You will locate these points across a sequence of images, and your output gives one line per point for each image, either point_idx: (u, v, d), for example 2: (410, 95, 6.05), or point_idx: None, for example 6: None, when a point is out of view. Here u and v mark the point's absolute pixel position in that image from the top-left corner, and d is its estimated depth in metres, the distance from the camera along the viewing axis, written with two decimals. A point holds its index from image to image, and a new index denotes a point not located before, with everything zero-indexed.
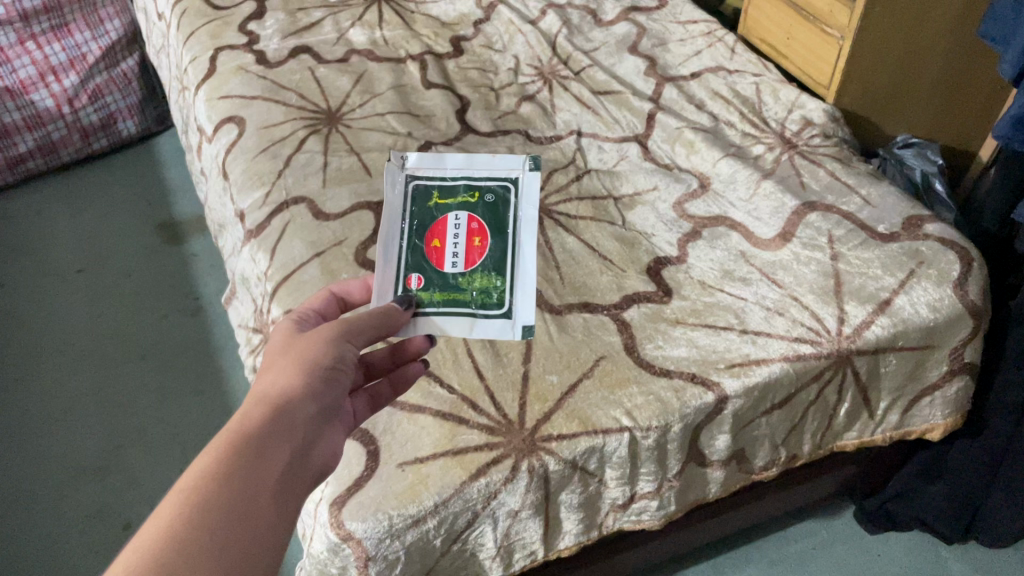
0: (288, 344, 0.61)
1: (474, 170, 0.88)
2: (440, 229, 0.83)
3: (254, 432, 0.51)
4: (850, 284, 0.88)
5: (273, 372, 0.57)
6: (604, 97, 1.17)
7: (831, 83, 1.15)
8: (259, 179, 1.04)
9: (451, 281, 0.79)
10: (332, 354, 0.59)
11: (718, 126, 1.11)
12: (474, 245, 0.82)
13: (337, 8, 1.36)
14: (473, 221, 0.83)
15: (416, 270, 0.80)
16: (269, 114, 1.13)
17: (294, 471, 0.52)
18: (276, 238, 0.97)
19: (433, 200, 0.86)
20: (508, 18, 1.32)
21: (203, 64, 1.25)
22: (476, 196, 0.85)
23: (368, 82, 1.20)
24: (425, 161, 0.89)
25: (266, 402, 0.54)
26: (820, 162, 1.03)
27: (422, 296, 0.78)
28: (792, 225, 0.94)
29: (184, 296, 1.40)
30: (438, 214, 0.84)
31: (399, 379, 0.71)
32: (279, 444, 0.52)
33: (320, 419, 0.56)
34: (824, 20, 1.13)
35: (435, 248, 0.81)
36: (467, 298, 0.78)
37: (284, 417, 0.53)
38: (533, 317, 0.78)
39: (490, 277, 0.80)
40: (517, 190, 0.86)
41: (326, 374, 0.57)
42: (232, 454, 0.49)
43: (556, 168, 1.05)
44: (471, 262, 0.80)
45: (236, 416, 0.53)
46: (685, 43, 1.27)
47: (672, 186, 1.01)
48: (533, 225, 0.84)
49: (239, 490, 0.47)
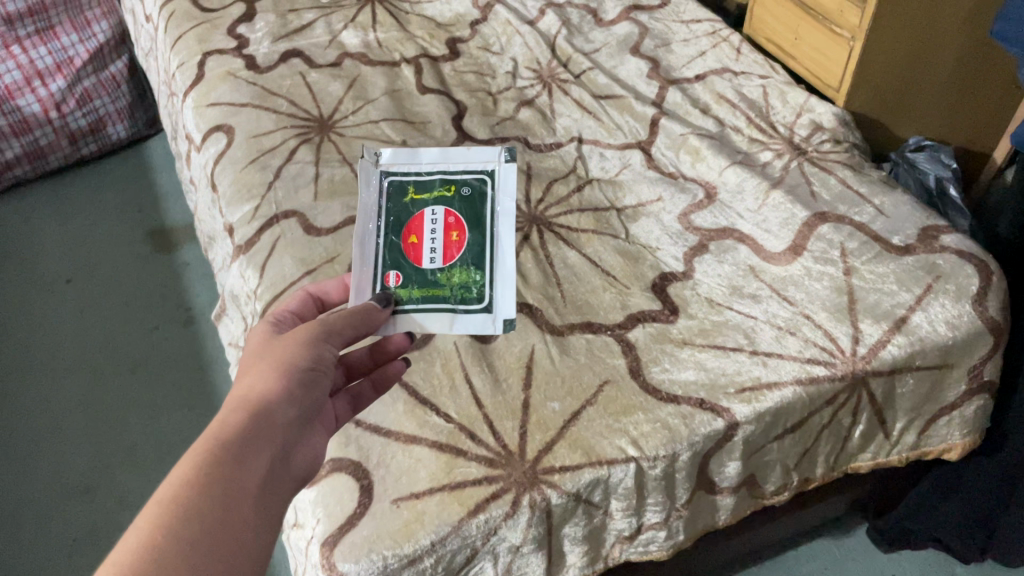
0: (266, 349, 0.62)
1: (450, 164, 0.96)
2: (417, 225, 0.89)
3: (234, 438, 0.53)
4: (864, 301, 0.84)
5: (251, 375, 0.59)
6: (605, 101, 1.13)
7: (841, 85, 1.11)
8: (248, 192, 1.00)
9: (429, 278, 0.84)
10: (310, 356, 0.61)
11: (725, 131, 1.07)
12: (452, 240, 0.87)
13: (328, 10, 1.32)
14: (449, 215, 0.89)
15: (394, 267, 0.85)
16: (259, 122, 1.09)
17: (273, 475, 0.53)
18: (266, 254, 0.93)
19: (409, 196, 0.92)
20: (505, 18, 1.28)
21: (191, 69, 1.21)
22: (452, 190, 0.92)
23: (361, 87, 1.16)
24: (398, 158, 0.97)
25: (245, 406, 0.55)
26: (831, 169, 1.00)
27: (402, 293, 0.83)
28: (803, 238, 0.90)
29: (175, 307, 1.36)
30: (415, 210, 0.90)
31: (381, 378, 0.72)
32: (259, 448, 0.53)
33: (298, 422, 0.58)
34: (834, 20, 1.08)
35: (412, 244, 0.87)
36: (447, 294, 0.83)
37: (263, 420, 0.55)
38: (513, 310, 0.83)
39: (468, 271, 0.85)
40: (493, 182, 0.93)
41: (304, 377, 0.59)
42: (212, 459, 0.51)
43: (556, 178, 1.01)
44: (450, 257, 0.86)
45: (215, 420, 0.55)
46: (689, 44, 1.22)
47: (677, 196, 0.97)
48: (510, 217, 0.91)
49: (221, 495, 0.49)
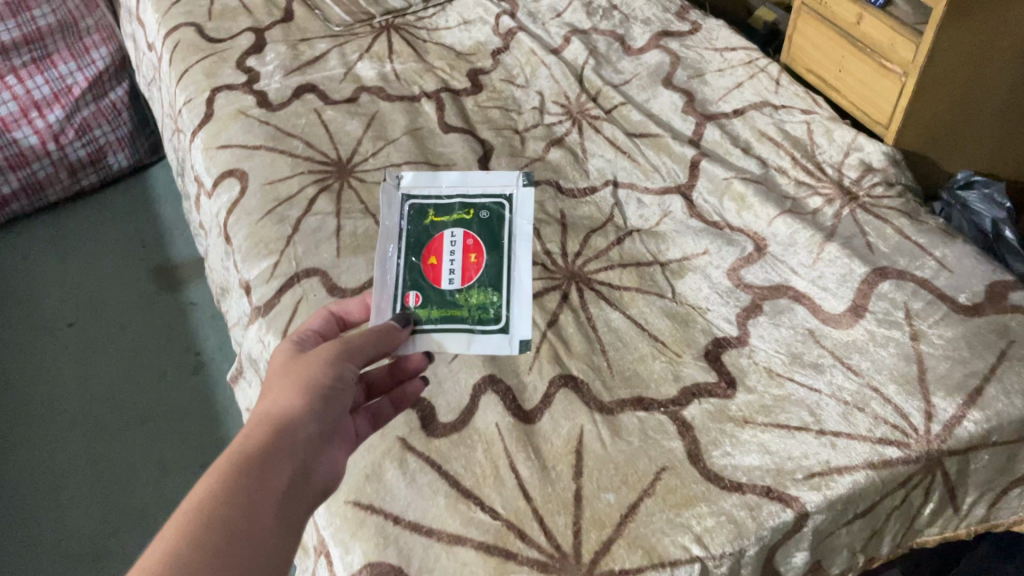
0: (289, 365, 0.63)
1: (468, 188, 0.96)
2: (436, 247, 0.90)
3: (256, 452, 0.53)
4: (935, 370, 0.78)
5: (273, 392, 0.59)
6: (639, 140, 1.07)
7: (890, 122, 1.04)
8: (266, 246, 0.94)
9: (448, 298, 0.85)
10: (332, 373, 0.62)
11: (769, 172, 1.01)
12: (470, 262, 0.88)
13: (341, 39, 1.26)
14: (468, 238, 0.90)
15: (414, 288, 0.86)
16: (274, 167, 1.03)
17: (296, 489, 0.54)
18: (287, 318, 0.87)
19: (429, 218, 0.93)
20: (529, 47, 1.22)
21: (199, 106, 1.14)
22: (471, 213, 0.93)
23: (381, 126, 1.10)
24: (420, 181, 0.98)
25: (268, 422, 0.56)
26: (887, 217, 0.93)
27: (422, 313, 0.83)
28: (864, 297, 0.84)
29: (184, 352, 1.30)
30: (435, 232, 0.91)
31: (400, 397, 0.73)
32: (280, 462, 0.54)
33: (321, 438, 0.58)
34: (884, 55, 1.02)
35: (431, 265, 0.88)
36: (464, 315, 0.83)
37: (286, 435, 0.55)
38: (530, 330, 0.83)
39: (486, 292, 0.85)
40: (510, 206, 0.94)
41: (326, 393, 0.60)
42: (237, 472, 0.51)
43: (594, 228, 0.95)
44: (468, 279, 0.87)
45: (239, 436, 0.55)
46: (724, 74, 1.16)
47: (724, 249, 0.91)
48: (527, 241, 0.91)
49: (242, 508, 0.49)
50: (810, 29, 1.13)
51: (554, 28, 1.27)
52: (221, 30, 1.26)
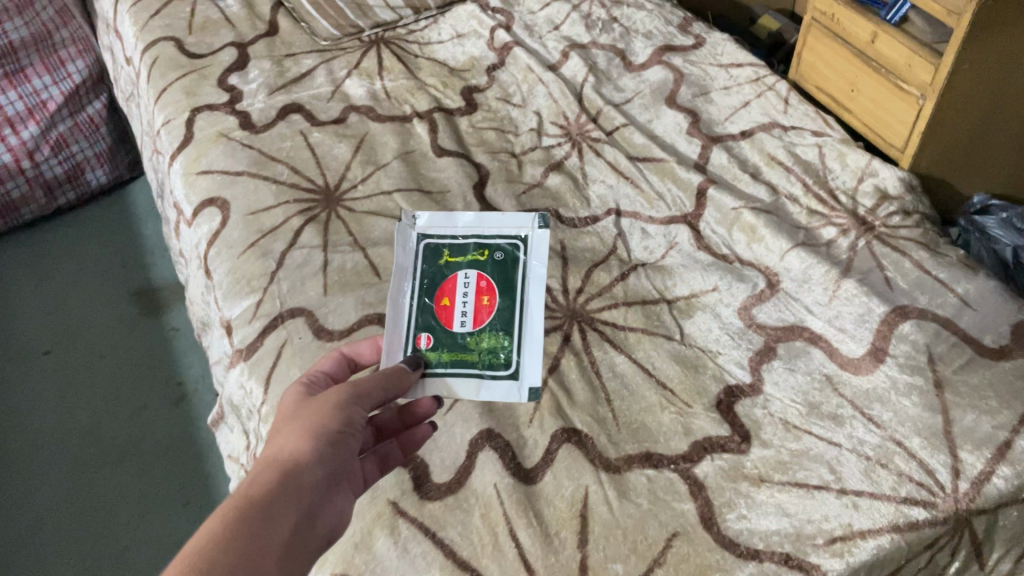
0: (298, 408, 0.60)
1: (484, 227, 0.90)
2: (450, 288, 0.85)
3: (262, 497, 0.51)
4: (961, 421, 0.73)
5: (281, 435, 0.57)
6: (643, 164, 1.02)
7: (907, 146, 0.99)
8: (248, 283, 0.89)
9: (459, 341, 0.80)
10: (341, 418, 0.59)
11: (780, 200, 0.96)
12: (482, 304, 0.83)
13: (329, 54, 1.20)
14: (481, 280, 0.85)
15: (426, 329, 0.81)
16: (257, 196, 0.98)
17: (299, 538, 0.51)
18: (270, 364, 0.81)
19: (444, 258, 0.88)
20: (526, 63, 1.17)
21: (179, 128, 1.09)
22: (486, 255, 0.87)
23: (371, 150, 1.05)
24: (435, 220, 0.92)
25: (274, 467, 0.53)
26: (905, 249, 0.89)
27: (432, 355, 0.79)
28: (884, 339, 0.79)
29: (166, 382, 1.25)
30: (448, 272, 0.86)
31: (408, 440, 0.69)
32: (285, 508, 0.51)
33: (327, 486, 0.55)
34: (900, 75, 0.97)
35: (444, 306, 0.83)
36: (474, 359, 0.79)
37: (293, 479, 0.53)
38: (540, 378, 0.78)
39: (498, 337, 0.81)
40: (525, 248, 0.88)
41: (335, 439, 0.57)
42: (239, 519, 0.48)
43: (596, 263, 0.90)
44: (480, 321, 0.82)
45: (244, 480, 0.52)
46: (731, 92, 1.11)
47: (735, 285, 0.86)
48: (541, 283, 0.85)
49: (243, 553, 0.46)
50: (821, 46, 1.08)
51: (552, 42, 1.22)
52: (203, 45, 1.20)
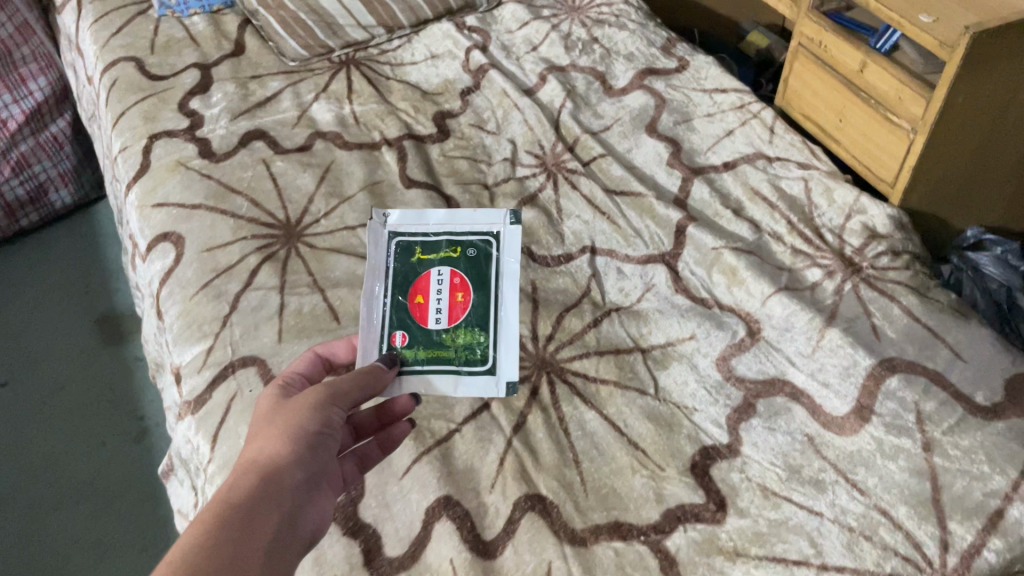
0: (275, 410, 0.60)
1: (456, 224, 0.89)
2: (423, 285, 0.83)
3: (243, 502, 0.51)
4: (951, 488, 0.68)
5: (259, 438, 0.57)
6: (620, 198, 0.97)
7: (898, 181, 0.95)
8: (199, 327, 0.84)
9: (435, 338, 0.79)
10: (319, 418, 0.59)
11: (763, 238, 0.91)
12: (457, 301, 0.82)
13: (296, 76, 1.15)
14: (455, 276, 0.84)
15: (400, 327, 0.80)
16: (213, 231, 0.93)
17: (283, 540, 0.51)
18: (219, 418, 0.76)
19: (416, 255, 0.86)
20: (501, 87, 1.12)
21: (135, 156, 1.04)
22: (458, 251, 0.86)
23: (336, 180, 1.00)
24: (405, 218, 0.90)
25: (253, 471, 0.53)
26: (893, 293, 0.84)
27: (407, 354, 0.78)
28: (869, 396, 0.75)
29: (126, 417, 1.20)
30: (421, 270, 0.84)
31: (386, 439, 0.69)
32: (268, 511, 0.51)
33: (307, 486, 0.56)
34: (890, 107, 0.92)
35: (419, 304, 0.82)
36: (451, 356, 0.78)
37: (273, 482, 0.53)
38: (517, 371, 0.78)
39: (474, 333, 0.80)
40: (499, 243, 0.87)
41: (313, 440, 0.57)
42: (221, 524, 0.49)
43: (568, 306, 0.85)
44: (455, 318, 0.81)
45: (224, 485, 0.53)
46: (714, 119, 1.06)
47: (713, 333, 0.81)
48: (517, 278, 0.85)
49: (228, 557, 0.47)
50: (807, 72, 1.03)
51: (529, 64, 1.17)
52: (164, 66, 1.15)
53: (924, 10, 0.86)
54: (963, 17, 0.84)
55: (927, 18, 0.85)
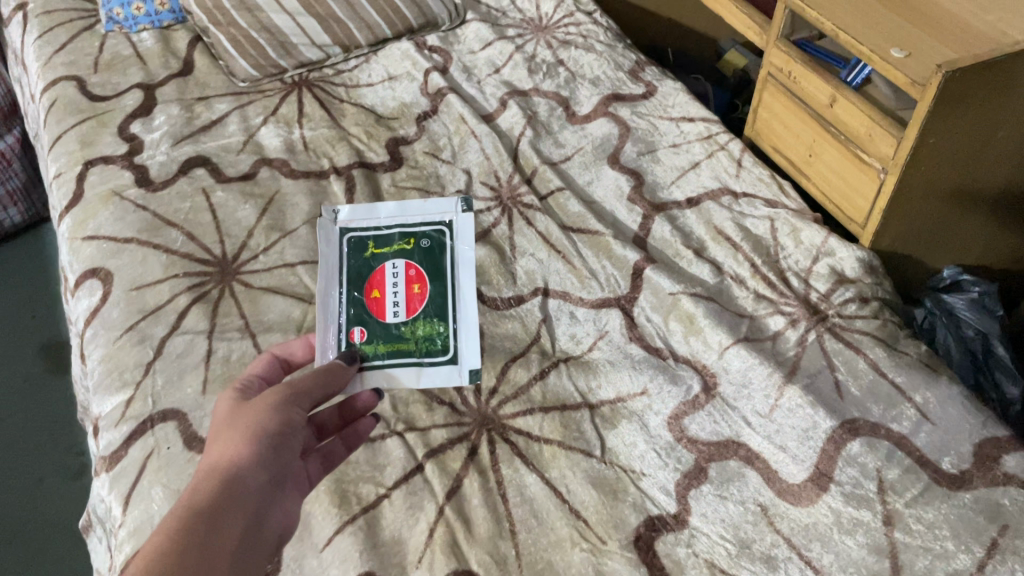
0: (235, 413, 0.61)
1: (407, 217, 0.94)
2: (378, 280, 0.88)
3: (204, 508, 0.51)
4: (912, 568, 0.63)
5: (219, 442, 0.57)
6: (576, 235, 0.92)
7: (868, 223, 0.90)
8: (120, 375, 0.79)
9: (393, 332, 0.83)
10: (278, 420, 0.60)
11: (724, 282, 0.86)
12: (413, 292, 0.87)
13: (246, 98, 1.10)
14: (410, 268, 0.89)
15: (358, 323, 0.84)
16: (144, 267, 0.88)
17: (245, 543, 0.52)
18: (133, 478, 0.71)
19: (370, 250, 0.91)
20: (459, 112, 1.07)
21: (69, 183, 0.98)
22: (412, 243, 0.91)
23: (279, 212, 0.95)
24: (356, 213, 0.95)
25: (213, 477, 0.54)
26: (859, 345, 0.79)
27: (367, 349, 0.81)
28: (829, 462, 0.70)
29: (67, 452, 1.14)
30: (376, 265, 0.89)
31: (352, 437, 0.69)
32: (230, 516, 0.52)
33: (269, 488, 0.56)
34: (860, 144, 0.87)
35: (375, 299, 0.86)
36: (411, 347, 0.82)
37: (234, 486, 0.54)
38: (478, 359, 0.80)
39: (432, 323, 0.84)
40: (451, 233, 0.92)
41: (272, 443, 0.58)
42: (185, 530, 0.49)
43: (514, 356, 0.80)
44: (413, 310, 0.85)
45: (184, 492, 0.53)
46: (679, 151, 1.01)
47: (666, 388, 0.76)
48: (471, 265, 0.89)
49: (192, 564, 0.47)
50: (776, 102, 0.98)
51: (490, 87, 1.12)
52: (107, 86, 1.10)
53: (897, 45, 0.81)
54: (938, 53, 0.80)
55: (899, 53, 0.81)
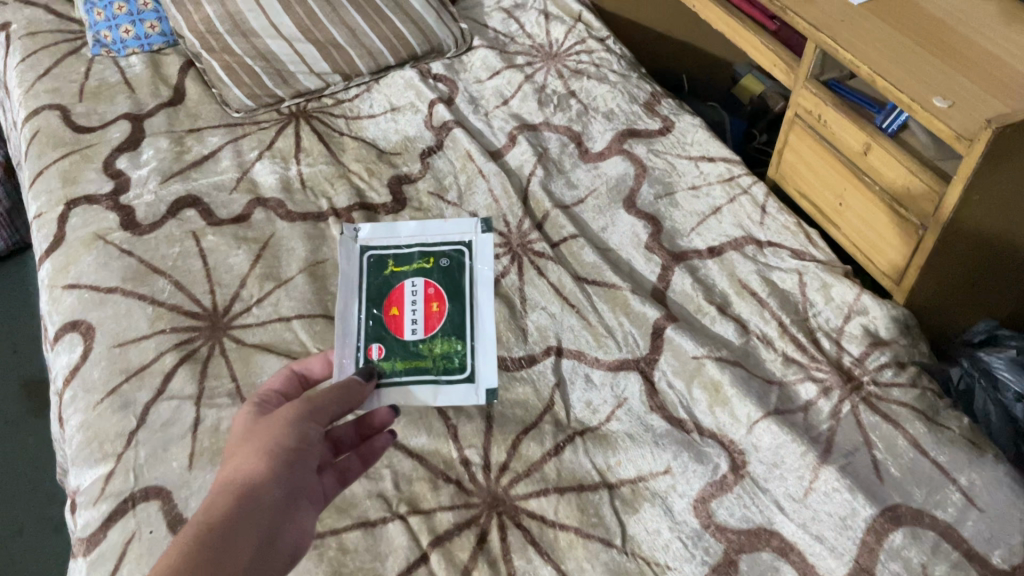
0: (250, 428, 0.58)
1: (428, 236, 0.91)
2: (397, 297, 0.85)
3: (216, 525, 0.48)
4: None
5: (234, 456, 0.54)
6: (591, 288, 0.86)
7: (904, 280, 0.84)
8: (101, 446, 0.73)
9: (411, 349, 0.80)
10: (295, 434, 0.56)
11: (750, 342, 0.81)
12: (432, 311, 0.84)
13: (240, 130, 1.04)
14: (429, 287, 0.86)
15: (376, 339, 0.81)
16: (128, 322, 0.82)
17: (260, 562, 0.48)
18: (111, 566, 0.65)
19: (389, 268, 0.88)
20: (466, 148, 1.01)
21: (49, 224, 0.92)
22: (431, 262, 0.88)
23: (274, 258, 0.89)
24: (377, 232, 0.92)
25: (228, 491, 0.50)
26: (898, 418, 0.74)
27: (385, 365, 0.79)
28: (870, 555, 0.64)
29: (47, 501, 1.08)
30: (395, 282, 0.86)
31: (367, 451, 0.66)
32: (245, 532, 0.48)
33: (287, 504, 0.53)
34: (898, 197, 0.81)
35: (393, 316, 0.83)
36: (429, 365, 0.79)
37: (249, 500, 0.50)
38: (496, 378, 0.78)
39: (450, 342, 0.81)
40: (471, 253, 0.89)
41: (290, 456, 0.54)
42: (196, 547, 0.46)
43: (526, 427, 0.74)
44: (431, 328, 0.82)
45: (198, 508, 0.50)
46: (699, 195, 0.95)
47: (692, 468, 0.70)
48: (490, 284, 0.87)
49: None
50: (803, 145, 0.92)
51: (498, 121, 1.06)
52: (92, 116, 1.04)
53: (939, 92, 0.75)
54: (984, 104, 0.74)
55: (942, 101, 0.74)
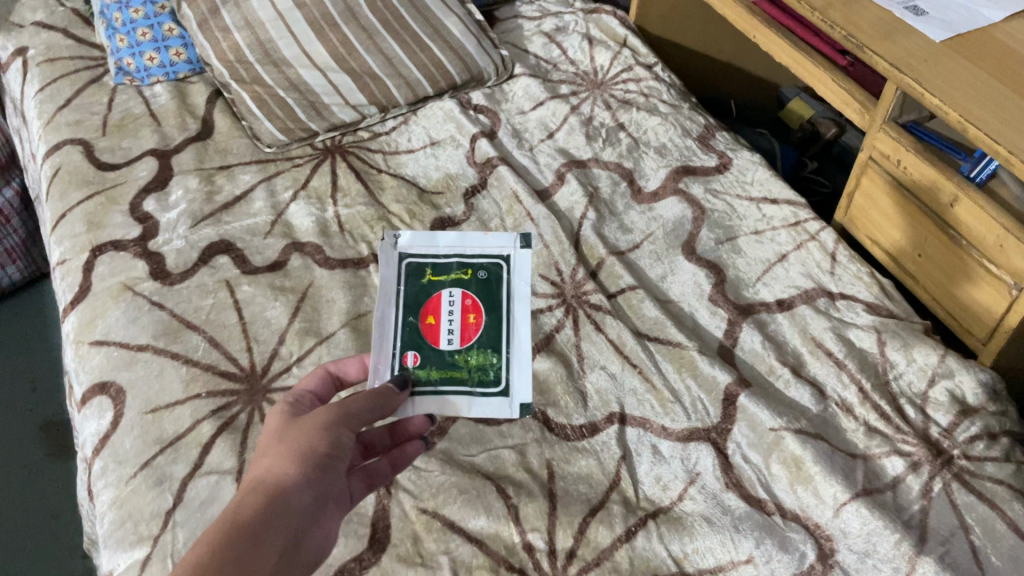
0: (284, 427, 0.56)
1: (467, 247, 0.88)
2: (434, 306, 0.83)
3: (246, 525, 0.47)
4: None
5: (267, 455, 0.53)
6: (654, 345, 0.81)
7: (992, 341, 0.79)
8: (135, 527, 0.68)
9: (447, 358, 0.79)
10: (328, 439, 0.54)
11: (829, 409, 0.75)
12: (469, 322, 0.82)
13: (272, 167, 0.98)
14: (467, 297, 0.84)
15: (412, 347, 0.79)
16: (160, 384, 0.76)
17: (286, 564, 0.48)
18: None
19: (427, 276, 0.85)
20: (513, 188, 0.96)
21: (75, 272, 0.87)
22: (470, 273, 0.86)
23: (314, 309, 0.83)
24: (417, 239, 0.89)
25: (258, 493, 0.49)
26: (995, 499, 0.68)
27: (420, 374, 0.77)
28: None
29: (71, 552, 1.03)
30: (432, 291, 0.84)
31: (399, 457, 0.67)
32: (270, 538, 0.47)
33: (315, 510, 0.52)
34: (986, 253, 0.76)
35: (429, 325, 0.81)
36: (464, 376, 0.78)
37: (277, 505, 0.49)
38: (530, 393, 0.77)
39: (486, 354, 0.79)
40: (510, 267, 0.87)
41: (324, 463, 0.53)
42: (221, 549, 0.45)
43: (593, 507, 0.69)
44: (467, 339, 0.80)
45: (228, 505, 0.48)
46: (763, 240, 0.90)
47: (776, 558, 0.65)
48: (526, 300, 0.85)
49: None
50: (875, 189, 0.87)
51: (545, 156, 1.01)
52: (117, 151, 0.99)
53: None
54: None
55: None
